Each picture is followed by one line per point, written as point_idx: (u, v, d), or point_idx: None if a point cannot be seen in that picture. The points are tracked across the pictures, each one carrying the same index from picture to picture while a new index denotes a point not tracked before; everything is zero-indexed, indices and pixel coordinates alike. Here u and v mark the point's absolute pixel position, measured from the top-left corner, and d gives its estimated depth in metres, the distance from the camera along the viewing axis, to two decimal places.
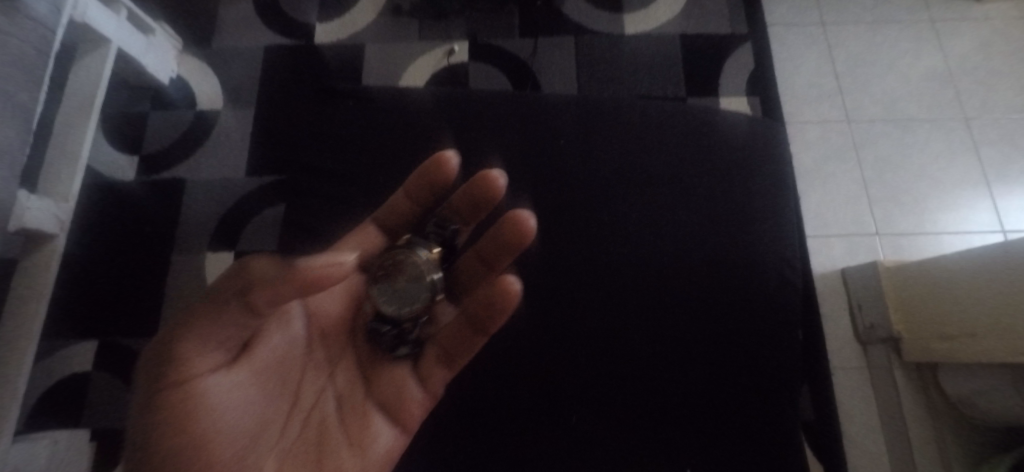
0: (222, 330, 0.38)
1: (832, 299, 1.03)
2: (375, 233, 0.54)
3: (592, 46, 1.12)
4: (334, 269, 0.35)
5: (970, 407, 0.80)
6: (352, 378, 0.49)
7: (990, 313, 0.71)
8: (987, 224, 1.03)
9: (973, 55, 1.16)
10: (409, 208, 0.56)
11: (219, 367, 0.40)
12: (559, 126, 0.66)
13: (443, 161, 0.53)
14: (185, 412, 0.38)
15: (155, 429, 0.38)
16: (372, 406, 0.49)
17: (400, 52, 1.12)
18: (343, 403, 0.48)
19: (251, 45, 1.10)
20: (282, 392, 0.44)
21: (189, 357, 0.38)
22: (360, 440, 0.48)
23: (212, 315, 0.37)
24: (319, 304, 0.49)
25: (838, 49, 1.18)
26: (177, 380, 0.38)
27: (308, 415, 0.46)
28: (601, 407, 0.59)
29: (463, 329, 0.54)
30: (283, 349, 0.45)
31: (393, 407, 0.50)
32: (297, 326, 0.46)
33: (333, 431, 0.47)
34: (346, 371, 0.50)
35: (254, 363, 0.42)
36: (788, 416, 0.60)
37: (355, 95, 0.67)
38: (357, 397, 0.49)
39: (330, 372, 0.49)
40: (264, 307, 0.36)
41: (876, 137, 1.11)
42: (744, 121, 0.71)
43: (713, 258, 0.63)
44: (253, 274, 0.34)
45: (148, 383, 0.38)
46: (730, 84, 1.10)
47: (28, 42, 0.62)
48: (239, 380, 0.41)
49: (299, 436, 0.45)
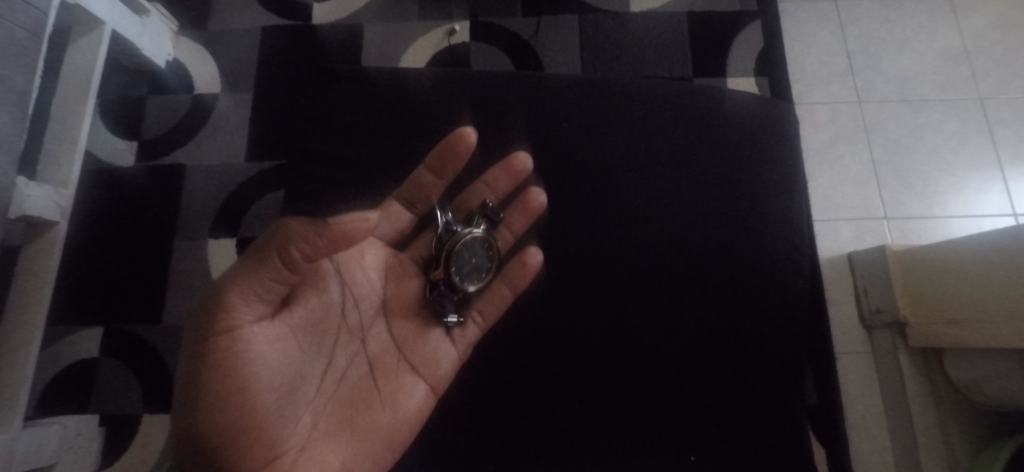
0: (262, 282, 0.44)
1: (838, 283, 1.02)
2: (402, 211, 0.61)
3: (596, 25, 1.09)
4: (358, 226, 0.41)
5: (976, 391, 0.80)
6: (383, 344, 0.55)
7: (998, 298, 0.70)
8: (998, 206, 1.02)
9: (990, 31, 1.13)
10: (433, 184, 0.61)
11: (262, 319, 0.46)
12: (563, 110, 0.65)
13: (462, 137, 0.58)
14: (229, 359, 0.43)
15: (204, 374, 0.43)
16: (405, 368, 0.55)
17: (400, 32, 1.09)
18: (374, 366, 0.53)
19: (248, 26, 1.08)
20: (318, 352, 0.50)
21: (234, 307, 0.43)
22: (393, 396, 0.53)
23: (255, 270, 0.43)
24: (353, 275, 0.54)
25: (849, 27, 1.14)
26: (223, 329, 0.43)
27: (344, 374, 0.51)
28: (607, 393, 0.59)
29: (499, 293, 0.61)
30: (320, 311, 0.51)
31: (425, 368, 0.56)
32: (333, 292, 0.52)
33: (367, 390, 0.52)
34: (378, 338, 0.55)
35: (293, 320, 0.48)
36: (794, 402, 0.60)
37: (356, 78, 0.65)
38: (389, 360, 0.55)
39: (363, 337, 0.54)
40: (301, 259, 0.43)
41: (886, 118, 1.08)
42: (753, 102, 0.69)
43: (722, 244, 0.62)
44: (290, 233, 0.41)
45: (199, 334, 0.44)
46: (737, 64, 1.07)
47: (20, 25, 0.61)
48: (279, 333, 0.47)
49: (336, 393, 0.50)
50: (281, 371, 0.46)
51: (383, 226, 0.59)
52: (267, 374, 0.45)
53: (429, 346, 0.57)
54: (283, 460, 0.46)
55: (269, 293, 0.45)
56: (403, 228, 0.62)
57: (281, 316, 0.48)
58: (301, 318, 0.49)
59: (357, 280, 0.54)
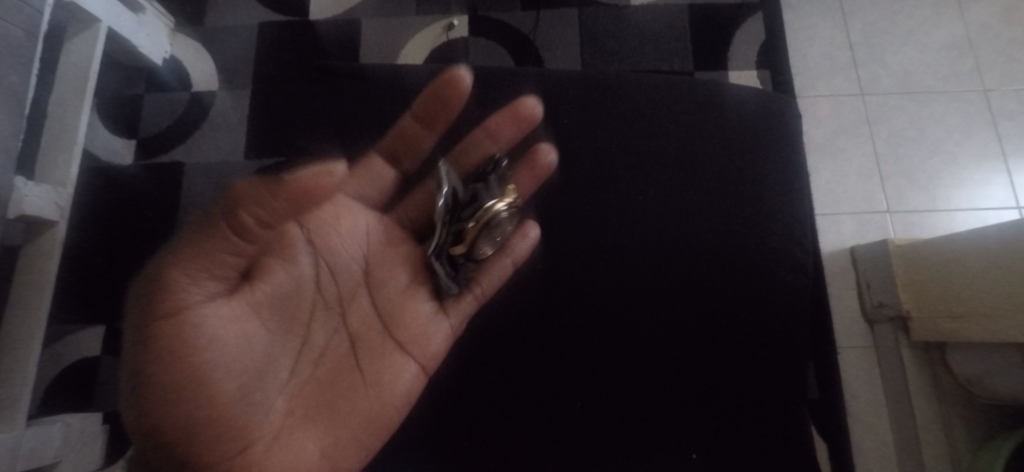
0: (209, 254, 0.41)
1: (840, 277, 1.01)
2: (383, 168, 0.58)
3: (596, 19, 1.08)
4: (318, 179, 0.40)
5: (979, 386, 0.80)
6: (365, 319, 0.52)
7: (1002, 292, 0.70)
8: (1002, 199, 1.01)
9: (995, 22, 1.11)
10: (421, 132, 0.58)
11: (217, 297, 0.43)
12: (562, 107, 0.64)
13: (456, 80, 0.54)
14: (178, 340, 0.40)
15: (156, 360, 0.40)
16: (391, 347, 0.52)
17: (398, 27, 1.08)
18: (356, 344, 0.50)
19: (245, 22, 1.07)
20: (288, 330, 0.47)
21: (180, 287, 0.40)
22: (376, 380, 0.51)
23: (199, 241, 0.41)
24: (329, 244, 0.51)
25: (852, 18, 1.13)
26: (171, 310, 0.40)
27: (321, 354, 0.48)
28: (605, 392, 0.58)
29: (500, 259, 0.59)
30: (289, 285, 0.48)
31: (413, 347, 0.53)
32: (304, 264, 0.49)
33: (348, 371, 0.49)
34: (359, 312, 0.52)
35: (254, 296, 0.45)
36: (796, 399, 0.60)
37: (353, 76, 0.65)
38: (372, 335, 0.52)
39: (342, 312, 0.51)
40: (254, 227, 0.40)
41: (890, 111, 1.07)
42: (755, 96, 0.68)
43: (722, 240, 0.62)
44: (236, 196, 0.39)
45: (143, 317, 0.41)
46: (739, 57, 1.06)
47: (15, 24, 0.60)
48: (237, 312, 0.43)
49: (312, 375, 0.48)
50: (243, 353, 0.43)
51: (362, 186, 0.56)
52: (227, 357, 0.42)
53: (418, 319, 0.54)
54: (255, 449, 0.43)
55: (224, 268, 0.42)
56: (386, 187, 0.58)
57: (240, 292, 0.44)
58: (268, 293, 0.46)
59: (331, 245, 0.51)
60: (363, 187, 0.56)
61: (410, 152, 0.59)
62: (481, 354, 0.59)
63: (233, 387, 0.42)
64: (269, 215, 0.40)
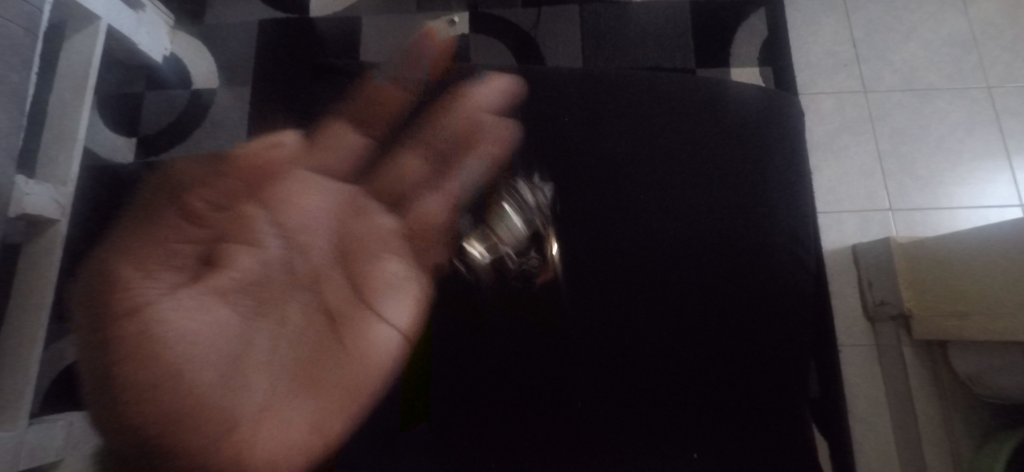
0: (160, 248, 0.48)
1: (842, 275, 1.01)
2: (352, 137, 0.57)
3: (597, 16, 1.08)
4: (270, 152, 0.53)
5: (979, 384, 0.80)
6: (340, 291, 0.51)
7: (1003, 290, 0.70)
8: (1005, 197, 1.01)
9: (998, 18, 1.11)
10: (396, 96, 0.60)
11: (171, 291, 0.47)
12: (562, 104, 0.64)
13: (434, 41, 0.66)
14: (142, 333, 0.45)
15: (124, 354, 0.45)
16: (367, 319, 0.52)
17: (399, 24, 1.08)
18: (331, 319, 0.50)
19: (245, 19, 1.07)
20: (258, 310, 0.48)
21: (137, 285, 0.46)
22: (356, 351, 0.51)
23: (154, 232, 0.49)
24: (292, 220, 0.52)
25: (855, 15, 1.12)
26: (131, 308, 0.46)
27: (297, 331, 0.49)
28: (607, 391, 0.57)
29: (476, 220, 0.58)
30: (255, 267, 0.49)
31: (388, 316, 0.53)
32: (270, 246, 0.50)
33: (326, 346, 0.50)
34: (333, 286, 0.51)
35: (213, 282, 0.47)
36: (795, 394, 0.61)
37: (352, 74, 0.65)
38: (350, 307, 0.51)
39: (315, 285, 0.50)
40: (203, 211, 0.50)
41: (892, 108, 1.07)
42: (757, 94, 0.68)
43: (725, 239, 0.61)
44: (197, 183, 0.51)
45: (105, 320, 0.46)
46: (742, 54, 1.05)
47: (16, 23, 0.60)
48: (195, 299, 0.46)
49: (289, 353, 0.48)
50: (208, 338, 0.46)
51: (331, 157, 0.55)
52: (185, 347, 0.45)
53: (390, 287, 0.54)
54: (240, 430, 0.46)
55: (178, 258, 0.48)
56: (356, 152, 0.56)
57: (198, 280, 0.47)
58: (229, 279, 0.48)
59: (295, 220, 0.52)
60: (330, 158, 0.55)
61: (385, 120, 0.58)
62: (481, 355, 0.57)
63: (201, 370, 0.45)
64: (216, 195, 0.50)
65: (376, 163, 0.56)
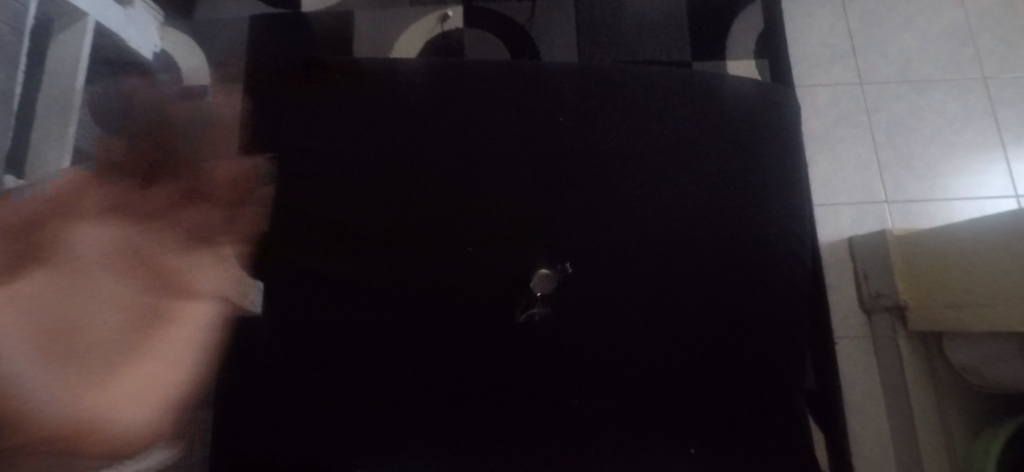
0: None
1: (838, 267, 1.01)
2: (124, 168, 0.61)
3: (592, 8, 1.07)
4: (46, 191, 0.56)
5: (974, 375, 0.81)
6: (131, 299, 0.55)
7: (995, 281, 0.71)
8: (1000, 188, 1.01)
9: (995, 9, 1.10)
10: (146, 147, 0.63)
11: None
12: (557, 103, 0.65)
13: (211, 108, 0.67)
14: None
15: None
16: (166, 319, 0.56)
17: (392, 19, 1.06)
18: (132, 322, 0.54)
19: (235, 14, 1.05)
20: (53, 330, 0.51)
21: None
22: (154, 350, 0.55)
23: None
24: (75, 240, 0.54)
25: (852, 6, 1.12)
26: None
27: (86, 336, 0.51)
28: (603, 387, 0.59)
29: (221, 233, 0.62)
30: (37, 288, 0.51)
31: (184, 319, 0.57)
32: (79, 255, 0.54)
33: (119, 349, 0.53)
34: (129, 293, 0.55)
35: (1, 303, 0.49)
36: (792, 388, 0.62)
37: (350, 71, 0.65)
38: (161, 302, 0.56)
39: (102, 291, 0.54)
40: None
41: (889, 100, 1.07)
42: (753, 88, 0.68)
43: (721, 234, 0.62)
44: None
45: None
46: (738, 46, 1.05)
47: None
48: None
49: (95, 361, 0.51)
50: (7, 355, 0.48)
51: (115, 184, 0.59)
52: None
53: (185, 293, 0.58)
54: (66, 443, 0.49)
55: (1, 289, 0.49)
56: (120, 178, 0.60)
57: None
58: (44, 280, 0.52)
59: (79, 243, 0.54)
60: (109, 186, 0.59)
61: (138, 156, 0.62)
62: (482, 356, 0.59)
63: (23, 366, 0.49)
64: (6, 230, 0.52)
65: (150, 186, 0.61)
